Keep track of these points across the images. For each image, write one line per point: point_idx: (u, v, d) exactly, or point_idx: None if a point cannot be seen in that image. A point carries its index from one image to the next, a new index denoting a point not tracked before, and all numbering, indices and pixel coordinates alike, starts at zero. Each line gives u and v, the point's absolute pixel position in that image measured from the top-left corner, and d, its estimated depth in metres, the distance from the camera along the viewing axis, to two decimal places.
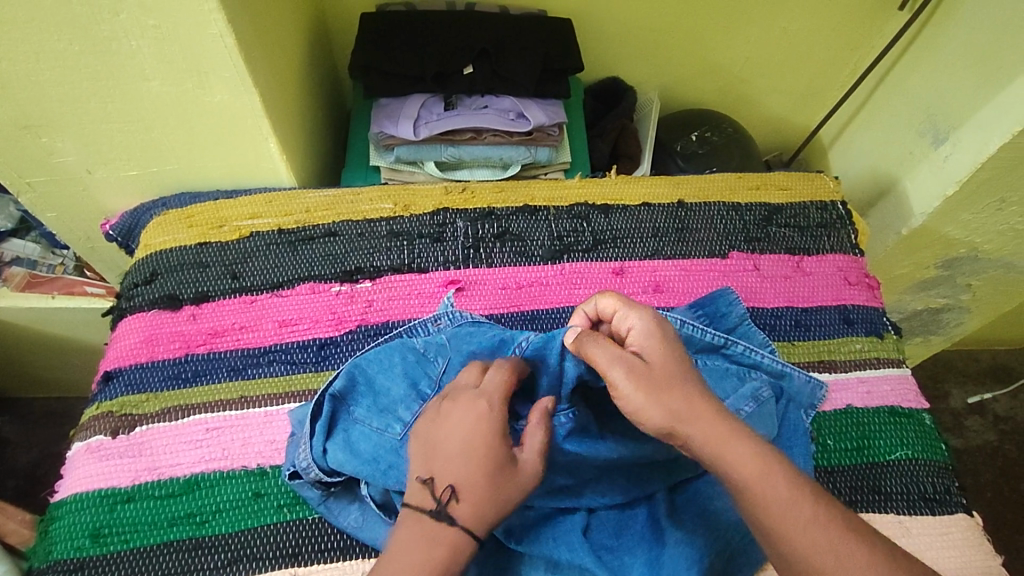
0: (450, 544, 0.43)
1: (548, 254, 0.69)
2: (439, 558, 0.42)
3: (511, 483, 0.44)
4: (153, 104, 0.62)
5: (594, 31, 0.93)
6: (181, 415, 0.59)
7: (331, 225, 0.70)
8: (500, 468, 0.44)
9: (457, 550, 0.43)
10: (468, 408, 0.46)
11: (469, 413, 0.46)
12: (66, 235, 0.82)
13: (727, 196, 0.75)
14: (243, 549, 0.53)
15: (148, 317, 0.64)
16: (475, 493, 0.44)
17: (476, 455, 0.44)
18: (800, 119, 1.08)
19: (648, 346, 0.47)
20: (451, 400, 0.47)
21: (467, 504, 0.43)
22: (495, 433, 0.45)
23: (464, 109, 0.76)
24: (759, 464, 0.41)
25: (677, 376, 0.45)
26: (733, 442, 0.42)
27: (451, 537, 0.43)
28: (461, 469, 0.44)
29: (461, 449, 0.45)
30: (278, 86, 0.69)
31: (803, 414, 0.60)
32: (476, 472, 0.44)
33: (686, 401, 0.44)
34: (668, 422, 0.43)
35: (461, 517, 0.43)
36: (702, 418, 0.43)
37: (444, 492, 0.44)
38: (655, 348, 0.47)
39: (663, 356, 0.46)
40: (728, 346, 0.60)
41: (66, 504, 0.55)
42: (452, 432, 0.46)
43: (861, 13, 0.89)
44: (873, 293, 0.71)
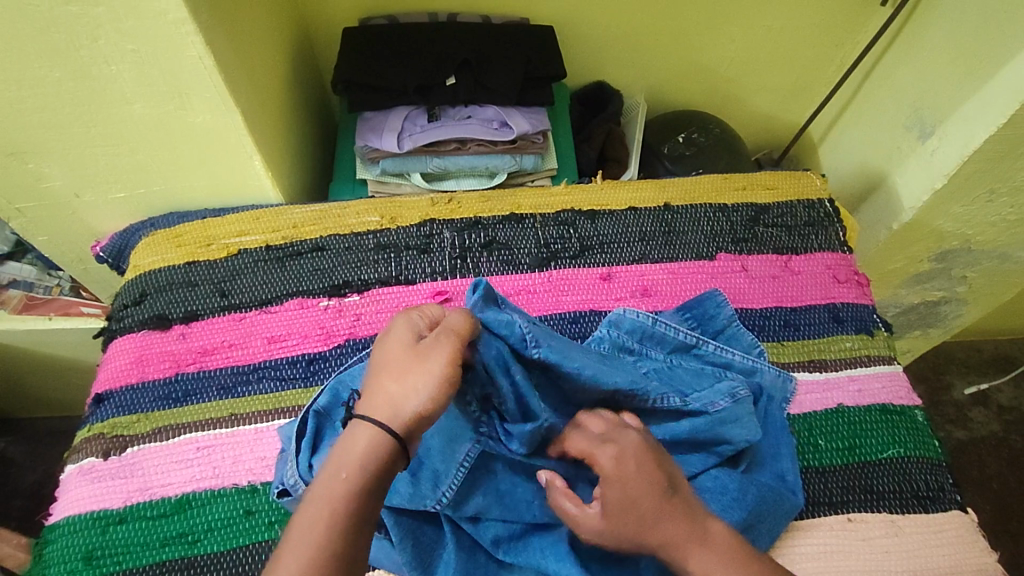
0: (364, 438, 0.44)
1: (535, 261, 0.69)
2: (353, 454, 0.43)
3: (408, 367, 0.46)
4: (137, 127, 0.63)
5: (578, 36, 0.93)
6: (172, 435, 0.59)
7: (318, 240, 0.70)
8: (405, 362, 0.47)
9: (360, 440, 0.44)
10: (390, 326, 0.51)
11: (387, 329, 0.51)
12: (59, 257, 0.82)
13: (714, 197, 0.75)
14: (235, 567, 0.53)
15: (138, 338, 0.64)
16: (375, 388, 0.46)
17: (381, 356, 0.48)
18: (789, 117, 1.08)
19: (609, 487, 0.46)
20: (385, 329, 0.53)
21: (371, 397, 0.46)
22: (403, 338, 0.49)
23: (447, 120, 0.76)
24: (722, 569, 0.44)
25: (638, 513, 0.45)
26: (698, 550, 0.45)
27: (354, 429, 0.45)
28: (371, 373, 0.48)
29: (375, 359, 0.49)
30: (261, 104, 0.69)
31: (778, 408, 0.60)
32: (384, 370, 0.47)
33: (650, 535, 0.45)
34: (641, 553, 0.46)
35: (363, 409, 0.46)
36: (671, 540, 0.45)
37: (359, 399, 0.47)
38: (615, 492, 0.46)
39: (619, 496, 0.46)
40: (700, 346, 0.62)
41: (59, 527, 0.55)
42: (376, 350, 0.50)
43: (844, 9, 0.89)
44: (863, 290, 0.71)
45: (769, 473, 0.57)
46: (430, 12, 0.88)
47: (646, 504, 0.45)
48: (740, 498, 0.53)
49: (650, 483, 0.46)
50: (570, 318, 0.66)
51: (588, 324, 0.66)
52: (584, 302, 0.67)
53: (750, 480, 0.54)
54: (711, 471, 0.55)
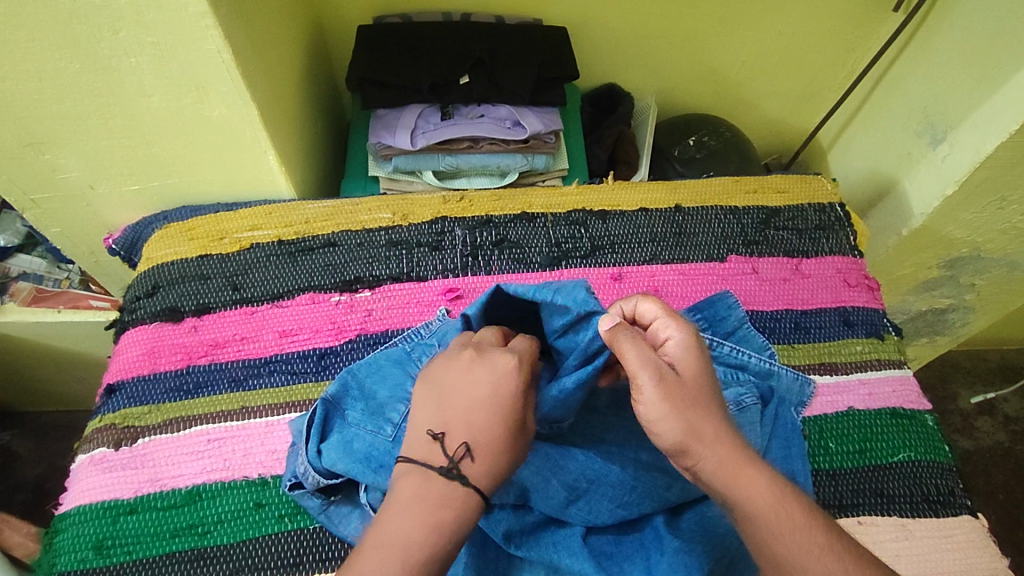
0: (460, 506, 0.41)
1: (546, 260, 0.70)
2: (446, 519, 0.40)
3: (518, 446, 0.44)
4: (153, 119, 0.63)
5: (590, 38, 0.94)
6: (183, 427, 0.59)
7: (330, 235, 0.70)
8: (517, 435, 0.44)
9: (463, 513, 0.41)
10: (487, 369, 0.45)
11: (493, 371, 0.45)
12: (71, 249, 0.83)
13: (725, 200, 0.75)
14: (244, 559, 0.53)
15: (150, 329, 0.65)
16: (489, 455, 0.43)
17: (496, 415, 0.44)
18: (799, 122, 1.08)
19: (683, 362, 0.46)
20: (476, 355, 0.47)
21: (482, 464, 0.42)
22: (518, 397, 0.44)
23: (460, 119, 0.77)
24: (776, 504, 0.41)
25: (702, 394, 0.45)
26: (751, 474, 0.42)
27: (461, 496, 0.41)
28: (479, 429, 0.43)
29: (478, 412, 0.44)
30: (277, 100, 0.70)
31: (794, 410, 0.61)
32: (497, 442, 0.43)
33: (706, 420, 0.43)
34: (683, 439, 0.43)
35: (472, 474, 0.42)
36: (731, 459, 0.43)
37: (460, 450, 0.42)
38: (689, 367, 0.46)
39: (705, 383, 0.46)
40: (716, 347, 0.61)
41: (70, 516, 0.55)
42: (472, 388, 0.45)
43: (856, 15, 0.89)
44: (873, 295, 0.71)
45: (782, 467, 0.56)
46: (443, 11, 0.88)
47: (710, 391, 0.45)
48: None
49: (715, 379, 0.47)
50: None
51: None
52: None
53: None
54: None
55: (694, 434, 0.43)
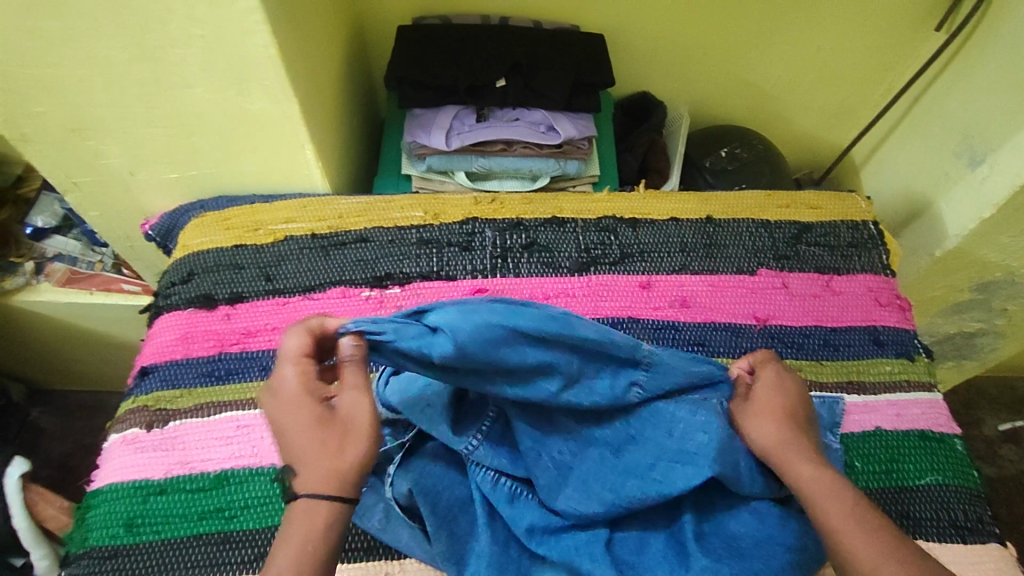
0: (310, 514, 0.42)
1: (575, 265, 0.70)
2: (298, 534, 0.41)
3: (333, 432, 0.43)
4: (197, 111, 0.65)
5: (625, 46, 0.94)
6: (214, 411, 0.60)
7: (362, 231, 0.71)
8: (320, 427, 0.43)
9: (315, 518, 0.42)
10: (273, 389, 0.46)
11: (273, 390, 0.45)
12: (108, 233, 0.84)
13: (757, 213, 0.75)
14: (270, 544, 0.54)
15: (184, 315, 0.66)
16: (306, 462, 0.43)
17: (296, 423, 0.44)
18: (832, 138, 1.07)
19: (763, 390, 0.54)
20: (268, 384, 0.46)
21: (307, 472, 0.42)
22: (302, 400, 0.44)
23: (495, 121, 0.77)
24: (817, 482, 0.46)
25: (774, 414, 0.51)
26: (803, 462, 0.47)
27: (304, 509, 0.42)
28: (288, 447, 0.43)
29: (283, 430, 0.44)
30: (316, 95, 0.71)
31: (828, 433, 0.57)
32: (306, 446, 0.43)
33: (778, 428, 0.50)
34: (766, 446, 0.49)
35: (303, 485, 0.42)
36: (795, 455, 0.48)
37: (286, 472, 0.43)
38: (768, 392, 0.53)
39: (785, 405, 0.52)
40: None
41: (102, 493, 0.57)
42: (275, 413, 0.45)
43: (896, 32, 0.89)
44: (905, 315, 0.70)
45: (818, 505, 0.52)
46: (481, 14, 0.89)
47: (785, 408, 0.52)
48: (778, 534, 0.49)
49: (798, 402, 0.53)
50: (608, 323, 0.67)
51: (627, 331, 0.66)
52: (623, 309, 0.67)
53: (789, 512, 0.51)
54: (744, 518, 0.51)
55: (765, 440, 0.50)
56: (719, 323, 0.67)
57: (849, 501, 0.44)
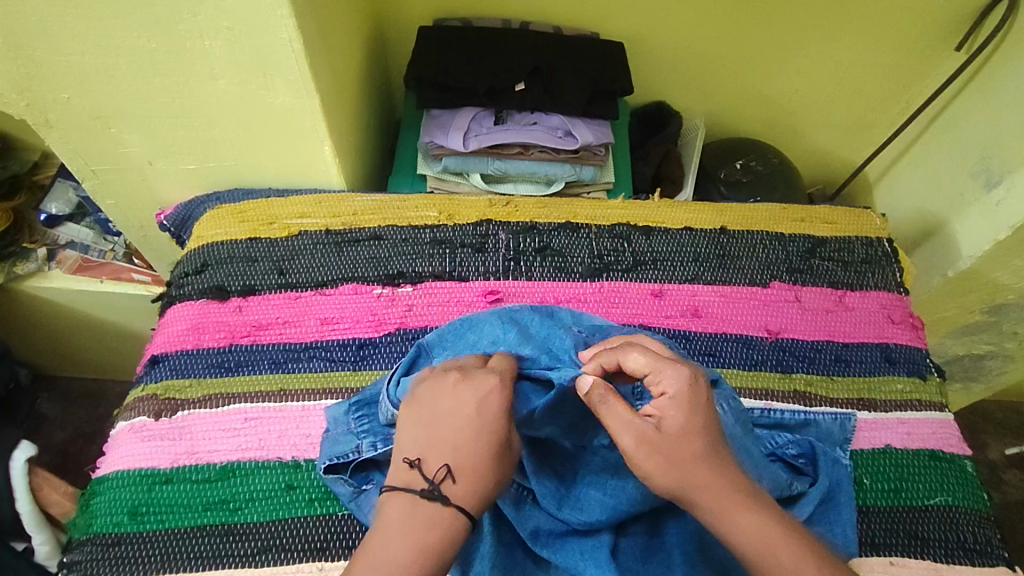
0: (448, 527, 0.40)
1: (587, 271, 0.70)
2: (434, 539, 0.39)
3: (510, 463, 0.44)
4: (218, 103, 0.65)
5: (644, 55, 0.94)
6: (222, 403, 0.60)
7: (377, 229, 0.71)
8: (502, 451, 0.43)
9: (450, 533, 0.40)
10: (466, 390, 0.45)
11: (476, 392, 0.45)
12: (122, 222, 0.85)
13: (772, 226, 0.75)
14: (272, 538, 0.54)
15: (196, 306, 0.66)
16: (474, 477, 0.42)
17: (485, 434, 0.43)
18: (847, 155, 1.07)
19: (668, 411, 0.44)
20: (461, 377, 0.46)
21: (468, 485, 0.42)
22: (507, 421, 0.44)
23: (513, 124, 0.77)
24: (765, 538, 0.40)
25: (691, 444, 0.43)
26: (739, 513, 0.41)
27: (446, 517, 0.40)
28: (464, 450, 0.43)
29: (462, 435, 0.43)
30: (337, 92, 0.71)
31: (836, 450, 0.58)
32: (477, 462, 0.42)
33: (695, 471, 0.42)
34: (677, 488, 0.42)
35: (459, 495, 0.41)
36: (715, 498, 0.41)
37: (441, 470, 0.42)
38: (676, 416, 0.44)
39: (683, 424, 0.43)
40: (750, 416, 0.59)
41: (108, 480, 0.57)
42: (460, 408, 0.44)
43: (916, 51, 0.89)
44: (917, 333, 0.70)
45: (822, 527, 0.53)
46: (502, 18, 0.89)
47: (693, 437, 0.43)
48: None
49: (710, 420, 0.44)
50: None
51: None
52: (634, 316, 0.67)
53: None
54: None
55: (682, 481, 0.42)
56: (731, 335, 0.67)
57: (800, 554, 0.40)
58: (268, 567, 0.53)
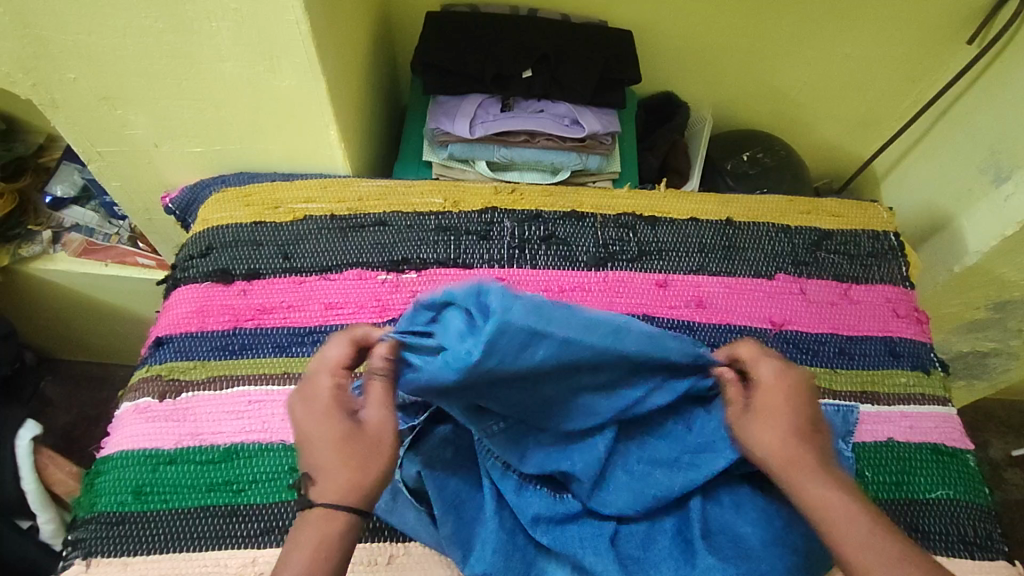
0: (325, 523, 0.42)
1: (592, 260, 0.70)
2: (313, 538, 0.41)
3: (360, 445, 0.44)
4: (224, 85, 0.65)
5: (653, 44, 0.93)
6: (226, 385, 0.60)
7: (381, 215, 0.71)
8: (347, 439, 0.44)
9: (329, 528, 0.42)
10: (300, 396, 0.47)
11: (300, 398, 0.47)
12: (127, 205, 0.85)
13: (778, 218, 0.75)
14: (275, 520, 0.54)
15: (201, 289, 0.66)
16: (330, 473, 0.43)
17: (328, 431, 0.45)
18: (855, 149, 1.06)
19: (759, 393, 0.49)
20: (296, 391, 0.48)
21: (325, 483, 0.43)
22: (326, 409, 0.46)
23: (519, 112, 0.77)
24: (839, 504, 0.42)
25: (776, 420, 0.47)
26: (814, 479, 0.44)
27: (318, 516, 0.42)
28: (316, 454, 0.44)
29: (307, 445, 0.45)
30: (343, 76, 0.71)
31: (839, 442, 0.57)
32: (327, 458, 0.44)
33: (795, 445, 0.45)
34: (780, 460, 0.45)
35: (320, 494, 0.43)
36: (806, 468, 0.44)
37: (303, 480, 0.44)
38: (771, 397, 0.48)
39: (775, 402, 0.48)
40: None
41: (112, 459, 0.57)
42: (310, 415, 0.46)
43: (928, 43, 0.88)
44: (922, 328, 0.69)
45: None
46: (510, 5, 0.89)
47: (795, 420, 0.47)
48: (785, 537, 0.49)
49: (804, 406, 0.48)
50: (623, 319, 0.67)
51: None
52: (638, 306, 0.67)
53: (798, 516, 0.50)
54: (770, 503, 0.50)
55: (780, 455, 0.45)
56: (735, 326, 0.67)
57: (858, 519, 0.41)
58: (270, 548, 0.53)
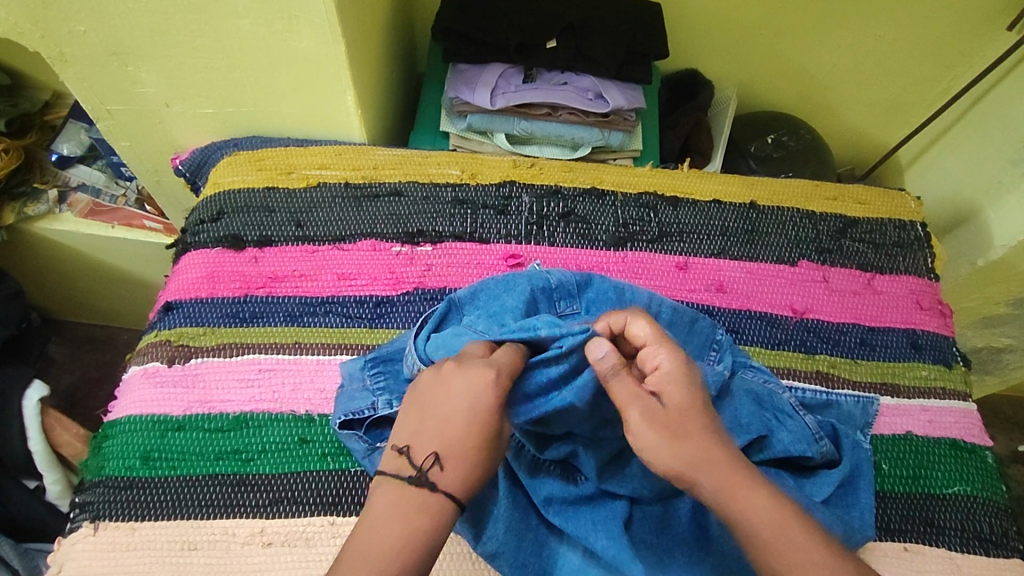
0: (438, 514, 0.40)
1: (611, 240, 0.68)
2: (424, 526, 0.39)
3: (499, 454, 0.43)
4: (239, 43, 0.62)
5: (681, 17, 0.90)
6: (236, 353, 0.59)
7: (397, 185, 0.69)
8: (491, 443, 0.42)
9: (439, 518, 0.40)
10: (461, 378, 0.43)
11: (471, 382, 0.43)
12: (136, 165, 0.83)
13: (803, 202, 0.73)
14: (284, 491, 0.54)
15: (211, 254, 0.65)
16: (461, 464, 0.41)
17: (478, 423, 0.42)
18: (880, 136, 1.04)
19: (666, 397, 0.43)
20: (455, 364, 0.44)
21: (455, 473, 0.41)
22: (492, 405, 0.43)
23: (542, 84, 0.75)
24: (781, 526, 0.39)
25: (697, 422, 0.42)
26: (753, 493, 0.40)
27: (435, 505, 0.40)
28: (454, 439, 0.41)
29: (445, 422, 0.42)
30: (362, 39, 0.68)
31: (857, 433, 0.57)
32: (463, 453, 0.41)
33: (701, 449, 0.41)
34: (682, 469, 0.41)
35: (445, 481, 0.40)
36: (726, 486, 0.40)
37: (428, 459, 0.41)
38: (677, 392, 0.43)
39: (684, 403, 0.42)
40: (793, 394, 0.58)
41: (120, 424, 0.56)
42: (454, 395, 0.43)
43: (965, 29, 0.85)
44: (945, 321, 0.68)
45: (840, 509, 0.52)
46: None
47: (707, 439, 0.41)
48: None
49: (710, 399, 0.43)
50: None
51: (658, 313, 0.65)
52: (657, 288, 0.66)
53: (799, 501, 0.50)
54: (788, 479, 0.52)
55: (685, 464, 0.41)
56: (755, 312, 0.66)
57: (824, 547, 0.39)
58: (279, 518, 0.53)
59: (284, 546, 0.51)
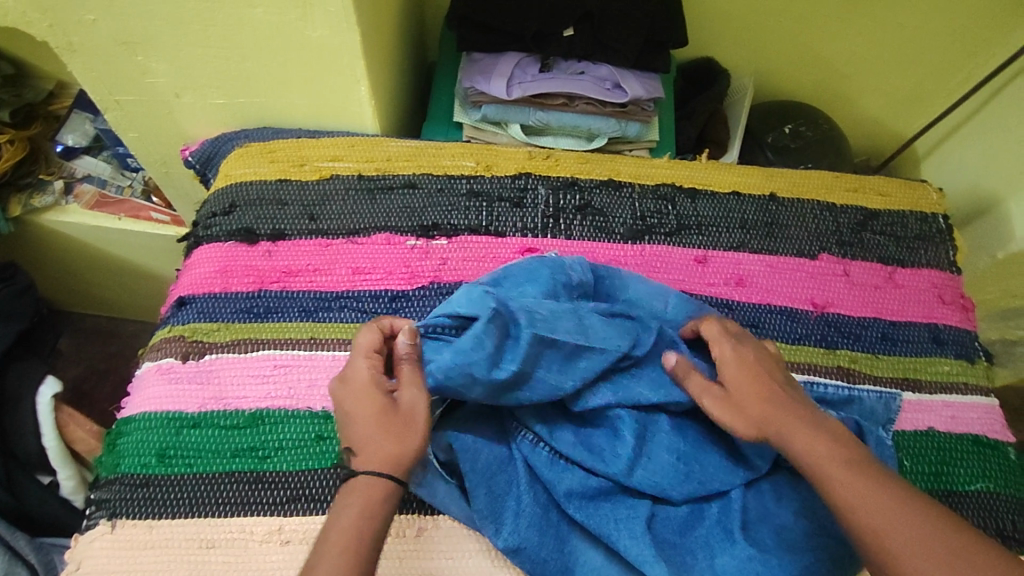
0: (370, 491, 0.43)
1: (629, 233, 0.67)
2: (357, 501, 0.42)
3: (396, 420, 0.45)
4: (252, 32, 0.61)
5: (697, 5, 0.89)
6: (251, 349, 0.59)
7: (411, 177, 0.68)
8: (381, 416, 0.45)
9: (371, 493, 0.43)
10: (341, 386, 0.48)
11: (347, 387, 0.47)
12: (144, 156, 0.82)
13: (823, 194, 0.71)
14: (302, 488, 0.53)
15: (224, 247, 0.64)
16: (365, 446, 0.44)
17: (363, 413, 0.45)
18: (897, 126, 1.02)
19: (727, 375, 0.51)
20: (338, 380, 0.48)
21: (365, 455, 0.44)
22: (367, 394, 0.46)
23: (559, 73, 0.73)
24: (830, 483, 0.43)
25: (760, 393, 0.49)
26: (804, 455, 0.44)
27: (363, 484, 0.43)
28: (353, 434, 0.45)
29: (348, 423, 0.46)
30: (375, 27, 0.67)
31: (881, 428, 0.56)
32: (364, 436, 0.45)
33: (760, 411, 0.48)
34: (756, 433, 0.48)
35: (360, 464, 0.44)
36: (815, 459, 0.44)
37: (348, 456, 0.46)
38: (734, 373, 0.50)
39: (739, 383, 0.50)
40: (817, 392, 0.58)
41: (135, 421, 0.56)
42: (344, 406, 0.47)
43: (989, 15, 0.83)
44: (967, 316, 0.67)
45: None
46: None
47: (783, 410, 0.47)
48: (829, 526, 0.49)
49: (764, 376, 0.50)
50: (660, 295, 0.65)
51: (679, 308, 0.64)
52: (675, 281, 0.65)
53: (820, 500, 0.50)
54: None
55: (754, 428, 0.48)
56: (776, 307, 0.65)
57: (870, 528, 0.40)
58: (297, 516, 0.52)
59: (303, 543, 0.51)
